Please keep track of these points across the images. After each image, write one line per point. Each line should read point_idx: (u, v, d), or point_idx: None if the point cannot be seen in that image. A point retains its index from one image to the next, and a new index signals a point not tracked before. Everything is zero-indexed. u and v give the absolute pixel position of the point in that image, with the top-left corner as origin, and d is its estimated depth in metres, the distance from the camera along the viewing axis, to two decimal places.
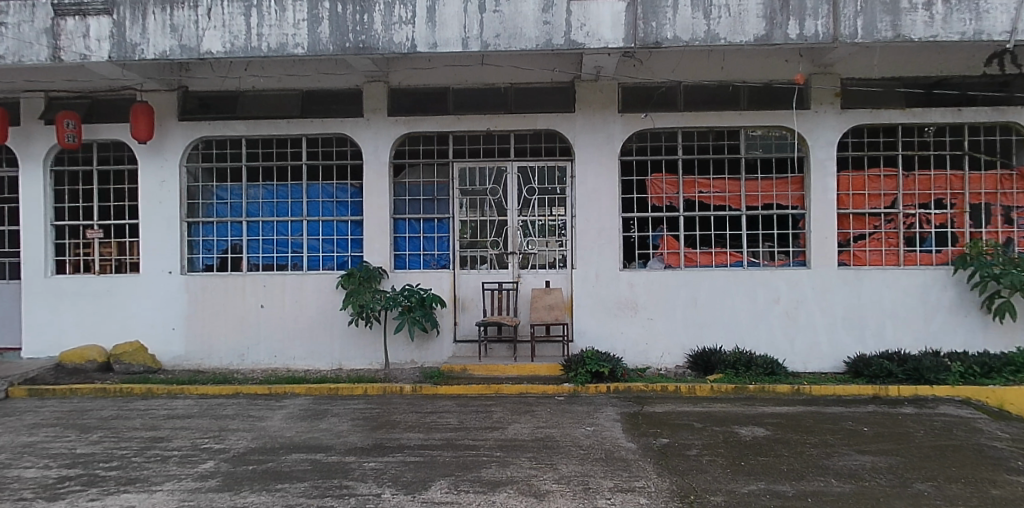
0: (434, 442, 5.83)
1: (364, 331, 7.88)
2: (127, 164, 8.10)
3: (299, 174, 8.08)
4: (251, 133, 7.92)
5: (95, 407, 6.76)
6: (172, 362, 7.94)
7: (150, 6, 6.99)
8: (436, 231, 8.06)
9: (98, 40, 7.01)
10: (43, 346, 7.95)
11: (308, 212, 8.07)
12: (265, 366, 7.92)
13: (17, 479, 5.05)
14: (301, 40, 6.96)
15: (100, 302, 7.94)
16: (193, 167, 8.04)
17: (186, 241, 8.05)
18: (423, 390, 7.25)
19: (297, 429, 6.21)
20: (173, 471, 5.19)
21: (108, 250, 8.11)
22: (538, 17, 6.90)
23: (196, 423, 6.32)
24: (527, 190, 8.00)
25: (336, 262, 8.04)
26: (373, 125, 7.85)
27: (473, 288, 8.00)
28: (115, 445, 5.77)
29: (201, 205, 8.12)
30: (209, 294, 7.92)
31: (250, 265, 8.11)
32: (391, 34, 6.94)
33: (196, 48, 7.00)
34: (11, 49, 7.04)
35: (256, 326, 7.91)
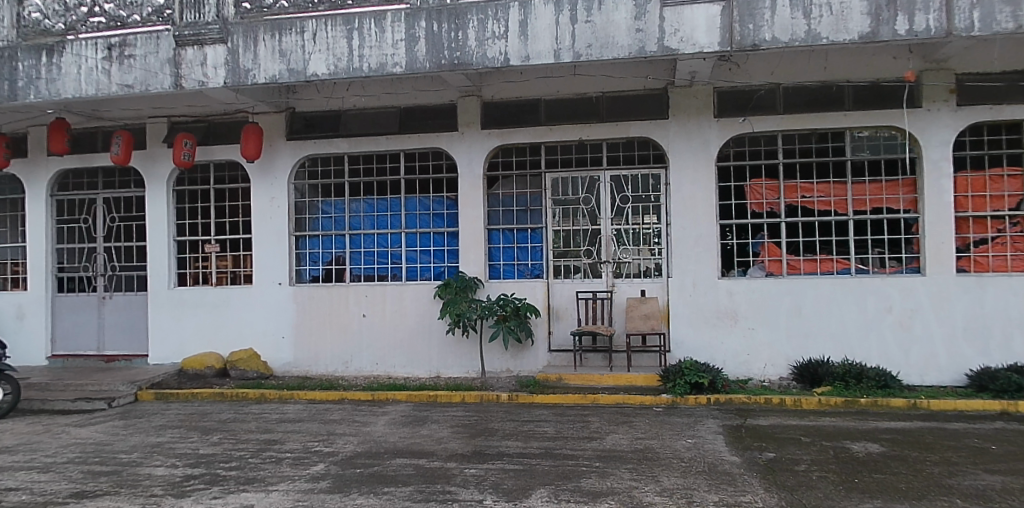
0: (533, 451, 5.86)
1: (461, 340, 8.04)
2: (241, 182, 8.63)
3: (397, 187, 8.35)
4: (353, 149, 8.26)
5: (214, 410, 7.19)
6: (282, 368, 8.34)
7: (261, 33, 7.44)
8: (530, 241, 8.12)
9: (215, 67, 7.50)
10: (167, 352, 8.53)
11: (406, 224, 8.33)
12: (367, 373, 8.20)
13: (149, 476, 5.41)
14: (399, 59, 7.22)
15: (217, 312, 8.45)
16: (300, 183, 8.47)
17: (294, 254, 8.46)
18: (519, 398, 7.31)
19: (400, 435, 6.38)
20: (286, 472, 5.44)
21: (224, 263, 8.64)
22: (631, 24, 6.87)
23: (305, 427, 6.62)
24: (620, 199, 7.97)
25: (433, 273, 8.24)
26: (468, 138, 8.03)
27: (567, 297, 8.00)
28: (233, 447, 6.11)
29: (307, 220, 8.51)
30: (315, 304, 8.29)
31: (353, 276, 8.44)
32: (485, 49, 7.09)
33: (303, 71, 7.37)
34: (138, 79, 7.56)
35: (359, 335, 8.21)
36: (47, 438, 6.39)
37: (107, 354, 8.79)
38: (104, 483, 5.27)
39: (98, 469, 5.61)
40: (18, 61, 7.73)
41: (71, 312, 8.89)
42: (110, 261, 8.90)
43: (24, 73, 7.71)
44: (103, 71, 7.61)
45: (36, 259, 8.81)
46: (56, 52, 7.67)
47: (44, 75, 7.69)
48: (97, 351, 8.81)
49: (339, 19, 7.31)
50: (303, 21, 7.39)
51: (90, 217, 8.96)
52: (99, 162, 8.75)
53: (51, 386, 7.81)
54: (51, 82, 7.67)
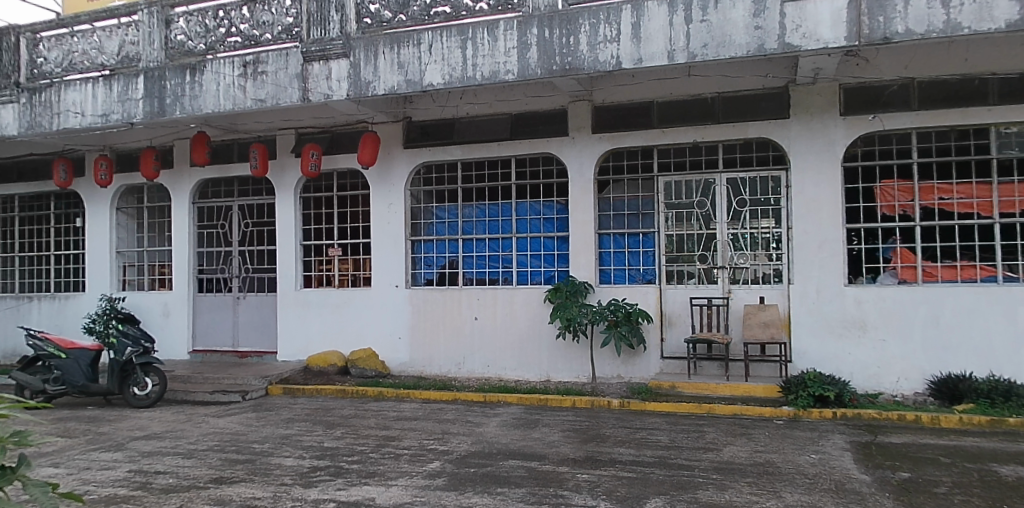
0: (647, 459, 5.75)
1: (572, 344, 8.04)
2: (361, 189, 9.06)
3: (509, 193, 8.47)
4: (466, 156, 8.47)
5: (336, 406, 7.56)
6: (399, 368, 8.65)
7: (381, 47, 7.77)
8: (642, 246, 8.01)
9: (339, 80, 7.90)
10: (293, 350, 9.06)
11: (517, 229, 8.43)
12: (479, 375, 8.35)
13: (279, 466, 5.75)
14: (512, 67, 7.33)
15: (338, 312, 8.89)
16: (416, 190, 8.77)
17: (411, 258, 8.76)
18: (631, 405, 7.21)
19: (513, 437, 6.45)
20: (404, 468, 5.62)
21: (345, 266, 9.07)
22: (749, 22, 6.65)
23: (421, 425, 6.82)
24: (737, 202, 7.72)
25: (544, 277, 8.29)
26: (578, 143, 8.03)
27: (681, 303, 7.81)
28: (355, 442, 6.38)
29: (422, 225, 8.79)
30: (430, 306, 8.55)
31: (465, 279, 8.61)
32: (597, 53, 7.08)
33: (419, 81, 7.63)
34: (270, 93, 8.08)
35: (472, 337, 8.38)
36: (190, 427, 6.92)
37: (241, 350, 9.45)
38: (240, 470, 5.65)
39: (235, 457, 6.01)
40: (166, 80, 8.44)
41: (209, 310, 9.61)
42: (244, 264, 9.56)
43: (171, 90, 8.42)
44: (239, 87, 8.18)
45: (180, 261, 9.59)
46: (198, 70, 8.33)
47: (188, 93, 8.37)
48: (232, 347, 9.48)
49: (454, 29, 7.52)
50: (420, 33, 7.65)
51: (226, 222, 9.65)
52: (235, 172, 9.43)
53: (193, 379, 8.47)
54: (193, 99, 8.35)
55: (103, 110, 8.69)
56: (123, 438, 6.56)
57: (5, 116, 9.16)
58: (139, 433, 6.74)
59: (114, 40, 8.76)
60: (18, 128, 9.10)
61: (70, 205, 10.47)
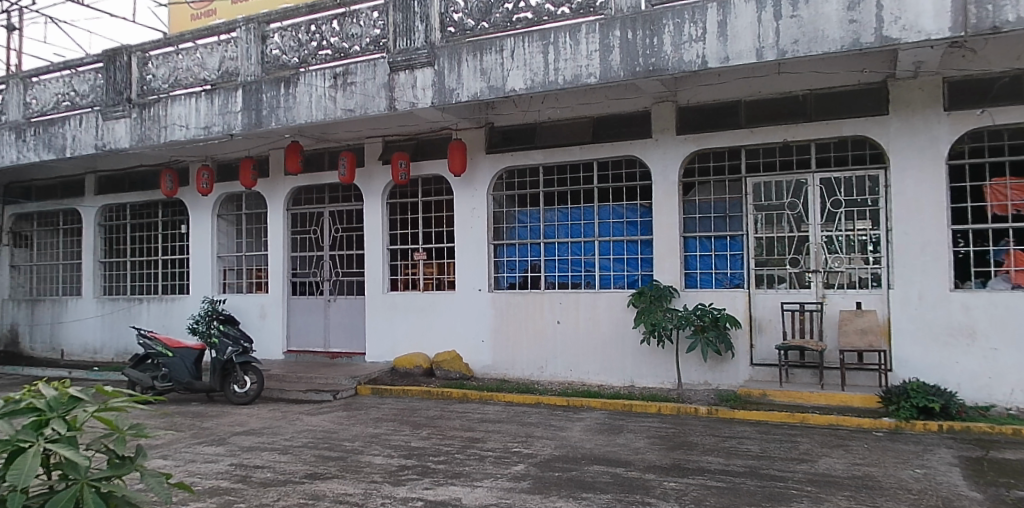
0: (737, 469, 5.58)
1: (656, 350, 7.92)
2: (445, 195, 9.24)
3: (591, 196, 8.44)
4: (548, 160, 8.49)
5: (423, 407, 7.72)
6: (482, 371, 8.75)
7: (464, 54, 7.90)
8: (729, 249, 7.81)
9: (423, 89, 8.08)
10: (381, 352, 9.32)
11: (600, 233, 8.38)
12: (562, 379, 8.34)
13: (369, 464, 5.92)
14: (594, 70, 7.30)
15: (424, 315, 9.09)
16: (499, 194, 8.87)
17: (494, 262, 8.85)
18: (719, 413, 7.04)
19: (597, 442, 6.40)
20: (490, 470, 5.67)
21: (430, 270, 9.27)
22: (843, 16, 6.38)
23: (505, 428, 6.87)
24: (831, 203, 7.41)
25: (628, 281, 8.20)
26: (662, 145, 7.92)
27: (771, 308, 7.56)
28: (441, 442, 6.50)
29: (505, 229, 8.87)
30: (512, 309, 8.61)
31: (548, 283, 8.62)
32: (681, 54, 6.96)
33: (502, 87, 7.72)
34: (359, 103, 8.36)
35: (554, 341, 8.39)
36: (285, 424, 7.23)
37: (331, 351, 9.80)
38: (333, 467, 5.85)
39: (327, 454, 6.24)
40: (263, 93, 8.87)
41: (302, 313, 10.01)
42: (334, 268, 9.91)
43: (266, 103, 8.85)
44: (329, 98, 8.51)
45: (276, 266, 10.05)
46: (292, 83, 8.72)
47: (282, 104, 8.77)
48: (323, 348, 9.84)
49: (536, 35, 7.55)
50: (502, 39, 7.73)
51: (318, 228, 10.05)
52: (326, 180, 9.80)
53: (287, 378, 8.84)
54: (288, 110, 8.73)
55: (205, 122, 9.22)
56: (225, 433, 6.92)
57: (118, 130, 9.84)
58: (239, 428, 7.09)
59: (214, 56, 9.27)
60: (129, 141, 9.76)
61: (176, 213, 11.16)
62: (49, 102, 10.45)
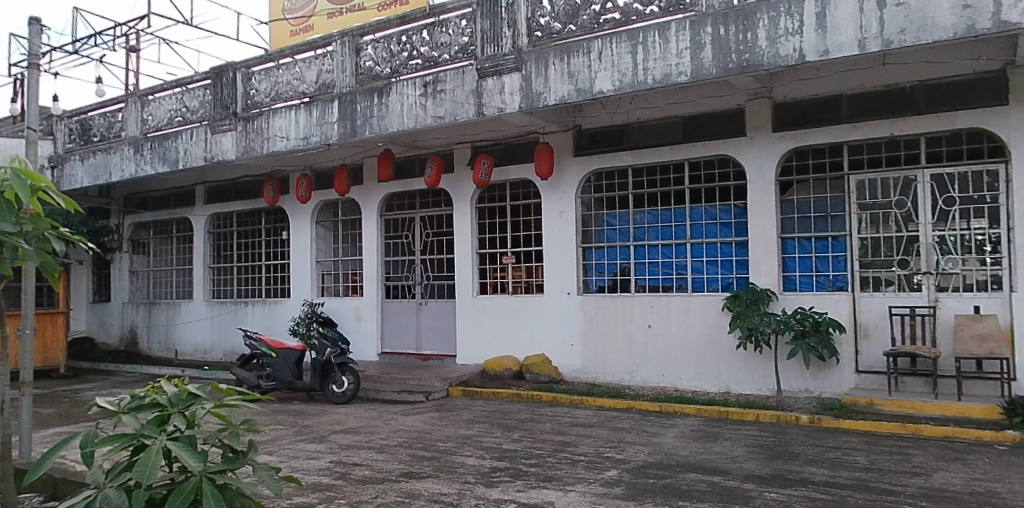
0: (843, 481, 5.30)
1: (753, 355, 7.66)
2: (533, 198, 9.28)
3: (682, 197, 8.26)
4: (637, 161, 8.38)
5: (513, 410, 7.77)
6: (572, 374, 8.72)
7: (552, 58, 7.90)
8: (831, 250, 7.47)
9: (511, 94, 8.13)
10: (471, 354, 9.46)
11: (692, 235, 8.19)
12: (654, 384, 8.19)
13: (462, 465, 6.00)
14: (685, 68, 7.15)
15: (513, 318, 9.16)
16: (587, 197, 8.82)
17: (582, 265, 8.82)
18: (823, 422, 6.73)
19: (692, 449, 6.24)
20: (582, 475, 5.63)
21: (519, 273, 9.32)
22: (955, 1, 5.98)
23: (597, 433, 6.80)
24: (944, 200, 6.95)
25: (722, 284, 7.98)
26: (757, 143, 7.66)
27: (878, 313, 7.16)
28: (532, 445, 6.51)
29: (594, 232, 8.81)
30: (602, 313, 8.54)
31: (638, 286, 8.50)
32: (777, 48, 6.72)
33: (590, 89, 7.68)
34: (448, 110, 8.51)
35: (645, 345, 8.26)
36: (381, 424, 7.44)
37: (423, 353, 10.02)
38: (427, 466, 5.97)
39: (422, 454, 6.37)
40: (357, 103, 9.19)
41: (395, 316, 10.29)
42: (425, 271, 10.13)
43: (361, 113, 9.15)
44: (420, 106, 8.71)
45: (370, 270, 10.38)
46: (385, 93, 8.98)
47: (376, 114, 9.05)
48: (416, 350, 10.08)
49: (624, 35, 7.47)
50: (590, 41, 7.70)
51: (410, 233, 10.30)
52: (417, 186, 10.04)
53: (382, 379, 9.10)
54: (381, 119, 9.00)
55: (304, 133, 9.63)
56: (325, 431, 7.19)
57: (225, 143, 10.43)
58: (338, 427, 7.35)
59: (312, 70, 9.68)
60: (235, 153, 10.32)
61: (277, 220, 11.72)
62: (163, 118, 11.20)
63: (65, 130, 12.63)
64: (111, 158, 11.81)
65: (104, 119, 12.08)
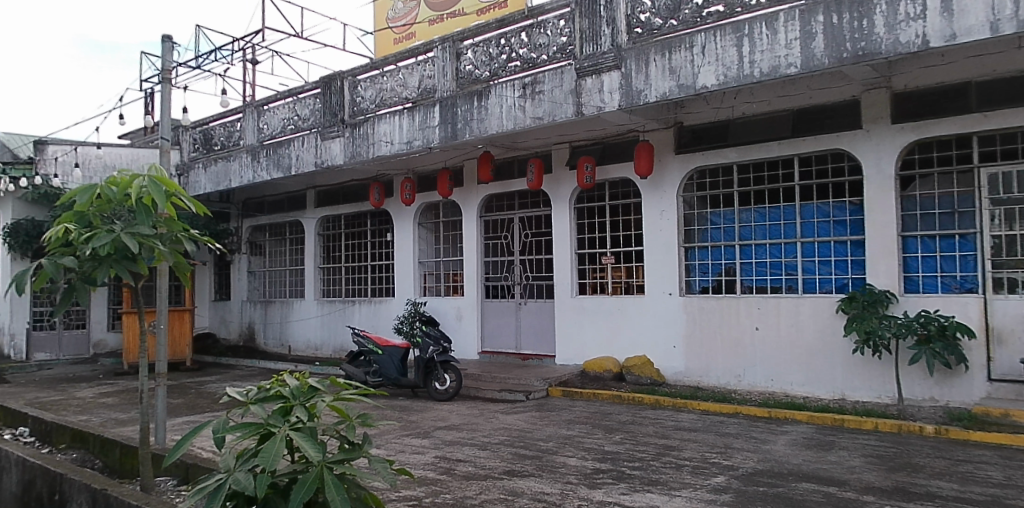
0: (976, 497, 4.91)
1: (871, 360, 7.24)
2: (633, 197, 9.15)
3: (791, 194, 7.93)
4: (742, 158, 8.11)
5: (614, 412, 7.68)
6: (674, 377, 8.54)
7: (653, 54, 7.76)
8: (958, 249, 6.95)
9: (610, 92, 8.04)
10: (571, 355, 9.45)
11: (802, 233, 7.84)
12: (762, 389, 7.90)
13: (565, 465, 5.99)
14: (794, 60, 6.84)
15: (613, 319, 9.08)
16: (689, 196, 8.62)
17: (685, 265, 8.62)
18: (950, 433, 6.27)
19: (805, 458, 5.95)
20: (688, 480, 5.48)
21: (618, 274, 9.23)
22: None
23: (702, 437, 6.62)
24: None
25: (835, 285, 7.60)
26: (874, 136, 7.24)
27: (1014, 317, 6.58)
28: (635, 448, 6.42)
29: (697, 231, 8.60)
30: (706, 314, 8.31)
31: (744, 287, 8.23)
32: (896, 34, 6.31)
33: (692, 85, 7.48)
34: (547, 111, 8.52)
35: (753, 349, 7.96)
36: (483, 421, 7.55)
37: (523, 352, 10.09)
38: (529, 465, 6.00)
39: (523, 453, 6.41)
40: (458, 107, 9.37)
41: (495, 315, 10.42)
42: (524, 272, 10.20)
43: (461, 116, 9.33)
44: (519, 107, 8.77)
45: (471, 270, 10.56)
46: (484, 95, 9.11)
47: (476, 116, 9.19)
48: (515, 350, 10.17)
49: (729, 28, 7.24)
50: (692, 36, 7.50)
51: (509, 234, 10.41)
52: (516, 187, 10.14)
53: (483, 377, 9.23)
54: (480, 122, 9.13)
55: (407, 138, 9.93)
56: (429, 427, 7.37)
57: (333, 148, 10.90)
58: (442, 423, 7.53)
59: (414, 76, 9.95)
60: (343, 158, 10.76)
61: (383, 222, 12.18)
62: (277, 126, 11.85)
63: (190, 140, 13.60)
64: (231, 165, 12.59)
65: (224, 128, 12.90)
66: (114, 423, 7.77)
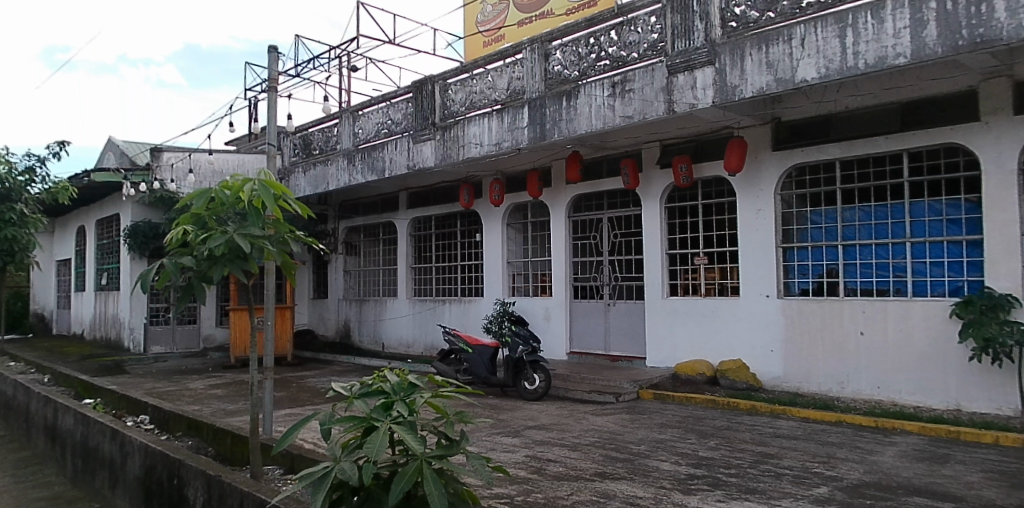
0: None
1: (991, 369, 6.73)
2: (728, 196, 8.91)
3: (900, 191, 7.49)
4: (845, 154, 7.74)
5: (708, 416, 7.49)
6: (772, 382, 8.24)
7: (748, 49, 7.52)
8: None
9: (704, 88, 7.84)
10: (662, 357, 9.30)
11: (912, 233, 7.40)
12: (867, 397, 7.50)
13: (657, 469, 5.89)
14: (904, 49, 6.46)
15: (706, 321, 8.87)
16: (788, 194, 8.30)
17: (783, 266, 8.32)
18: None
19: (916, 471, 5.61)
20: (789, 489, 5.26)
21: (712, 275, 9.00)
22: None
23: (803, 446, 6.35)
24: None
25: (949, 288, 7.13)
26: (994, 128, 6.74)
27: None
28: (731, 454, 6.23)
29: (796, 231, 8.28)
30: (806, 317, 7.98)
31: (848, 289, 7.85)
32: (1020, 19, 5.85)
33: (791, 79, 7.20)
34: (637, 109, 8.40)
35: (858, 354, 7.57)
36: (573, 422, 7.53)
37: (612, 354, 10.00)
38: (621, 468, 5.93)
39: (614, 455, 6.34)
40: (546, 107, 9.39)
41: (584, 316, 10.38)
42: (614, 272, 10.11)
43: (550, 117, 9.34)
44: (609, 106, 8.69)
45: (559, 270, 10.57)
46: (573, 95, 9.09)
47: (565, 117, 9.18)
48: (605, 351, 10.09)
49: (830, 18, 6.92)
50: (791, 28, 7.22)
51: (598, 234, 10.35)
52: (605, 187, 10.06)
53: (572, 377, 9.21)
54: (570, 122, 9.11)
55: (496, 139, 10.04)
56: (519, 426, 7.42)
57: (425, 151, 11.16)
58: (531, 422, 7.57)
59: (504, 77, 10.05)
60: (434, 160, 11.00)
61: (472, 223, 12.37)
62: (372, 131, 12.24)
63: (291, 146, 14.25)
64: (329, 169, 13.11)
65: (322, 134, 13.44)
66: (224, 413, 8.25)
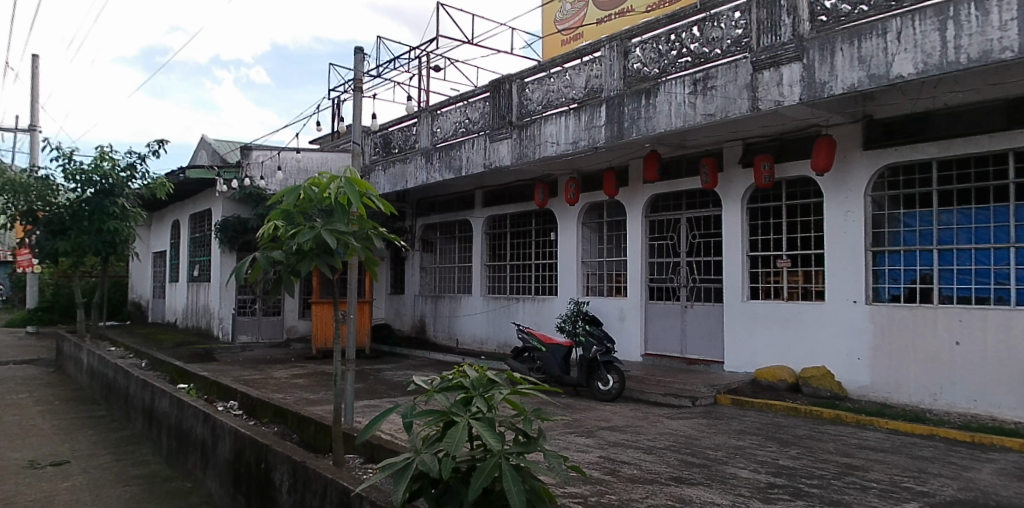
0: None
1: None
2: (814, 197, 8.59)
3: (1004, 193, 7.04)
4: (943, 153, 7.33)
5: (789, 424, 7.25)
6: (858, 391, 7.90)
7: (839, 43, 7.22)
8: None
9: (791, 85, 7.59)
10: (741, 361, 9.08)
11: (1017, 238, 6.94)
12: (963, 410, 7.08)
13: (735, 476, 5.74)
14: (1011, 42, 6.07)
15: (788, 326, 8.61)
16: (879, 195, 7.93)
17: (873, 271, 7.96)
18: None
19: (1018, 491, 5.26)
20: (876, 503, 5.04)
21: (796, 278, 8.71)
22: None
23: (892, 459, 6.06)
24: None
25: None
26: None
27: None
28: (814, 464, 6.02)
29: (888, 234, 7.91)
30: (896, 324, 7.61)
31: (944, 296, 7.43)
32: None
33: (885, 75, 6.86)
34: (719, 107, 8.21)
35: (953, 365, 7.15)
36: (647, 424, 7.44)
37: (689, 356, 9.83)
38: (697, 473, 5.82)
39: (690, 460, 6.23)
40: (625, 106, 9.29)
41: (659, 317, 10.23)
42: (691, 274, 9.93)
43: (628, 115, 9.23)
44: (689, 104, 8.52)
45: (635, 271, 10.46)
46: (652, 93, 8.95)
47: (644, 114, 9.05)
48: (681, 353, 9.92)
49: (930, 10, 6.57)
50: (886, 21, 6.89)
51: (675, 234, 10.18)
52: (684, 186, 9.88)
53: (647, 379, 9.10)
54: (648, 120, 8.98)
55: (573, 138, 10.02)
56: (593, 426, 7.39)
57: (502, 150, 11.23)
58: (605, 423, 7.52)
59: (582, 76, 10.01)
60: (510, 158, 11.07)
61: (547, 221, 12.39)
62: (450, 130, 12.43)
63: (372, 144, 14.65)
64: (407, 167, 13.40)
65: (402, 133, 13.75)
66: (306, 402, 8.55)
